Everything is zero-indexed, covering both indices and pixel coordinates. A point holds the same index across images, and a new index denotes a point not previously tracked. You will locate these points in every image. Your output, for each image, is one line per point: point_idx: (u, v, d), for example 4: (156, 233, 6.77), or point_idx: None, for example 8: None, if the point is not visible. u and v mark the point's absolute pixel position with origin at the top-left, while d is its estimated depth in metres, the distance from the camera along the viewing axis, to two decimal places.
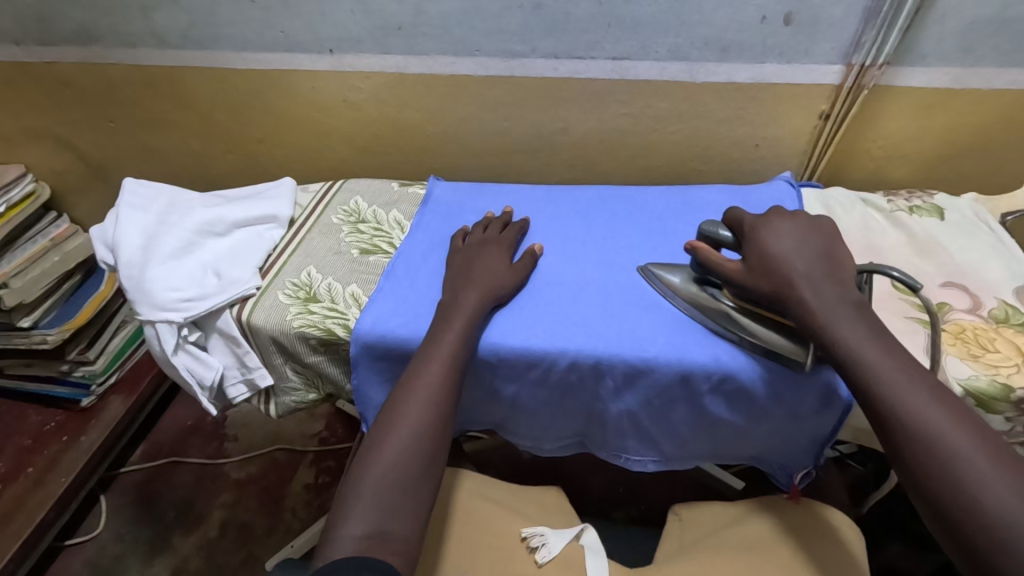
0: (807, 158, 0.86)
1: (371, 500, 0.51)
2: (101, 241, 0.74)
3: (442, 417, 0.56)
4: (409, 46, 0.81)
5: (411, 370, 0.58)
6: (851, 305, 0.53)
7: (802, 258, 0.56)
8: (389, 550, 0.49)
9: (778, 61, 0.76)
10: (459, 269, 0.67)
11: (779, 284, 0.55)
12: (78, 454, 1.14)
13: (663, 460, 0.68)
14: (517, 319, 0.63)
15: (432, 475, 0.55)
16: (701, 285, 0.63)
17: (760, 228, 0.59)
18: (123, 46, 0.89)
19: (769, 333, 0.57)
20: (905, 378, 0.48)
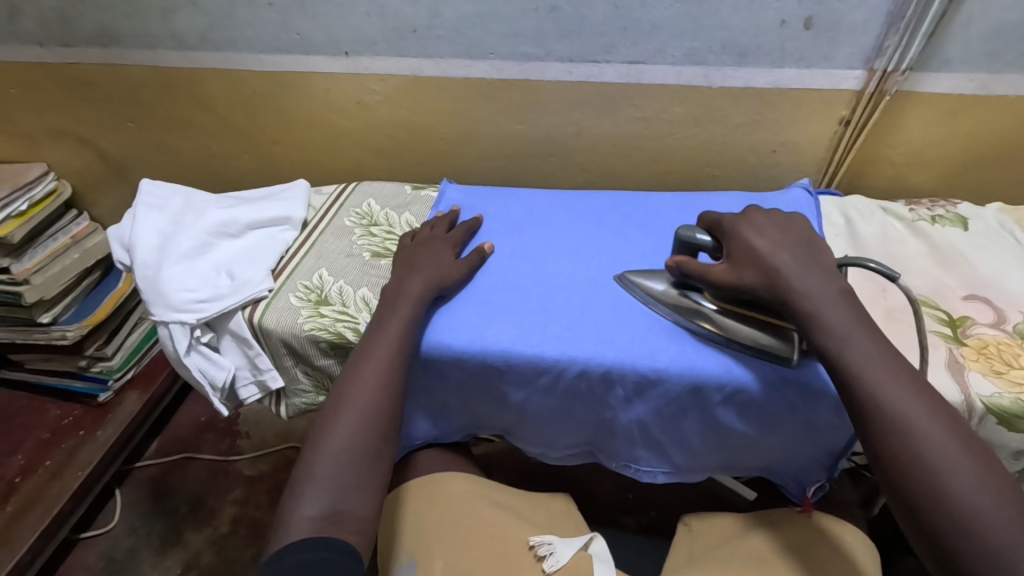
0: (826, 165, 0.84)
1: (325, 480, 0.54)
2: (117, 241, 0.75)
3: (392, 402, 0.59)
4: (423, 48, 0.81)
5: (356, 357, 0.60)
6: (848, 306, 0.53)
7: (786, 252, 0.57)
8: (349, 530, 0.53)
9: (797, 65, 0.74)
10: (403, 261, 0.68)
11: (767, 272, 0.56)
12: (94, 447, 1.16)
13: (673, 471, 0.67)
14: (467, 314, 0.64)
15: (386, 456, 0.58)
16: (681, 290, 0.63)
17: (738, 223, 0.60)
18: (143, 48, 0.90)
19: (754, 332, 0.58)
20: (893, 386, 0.49)
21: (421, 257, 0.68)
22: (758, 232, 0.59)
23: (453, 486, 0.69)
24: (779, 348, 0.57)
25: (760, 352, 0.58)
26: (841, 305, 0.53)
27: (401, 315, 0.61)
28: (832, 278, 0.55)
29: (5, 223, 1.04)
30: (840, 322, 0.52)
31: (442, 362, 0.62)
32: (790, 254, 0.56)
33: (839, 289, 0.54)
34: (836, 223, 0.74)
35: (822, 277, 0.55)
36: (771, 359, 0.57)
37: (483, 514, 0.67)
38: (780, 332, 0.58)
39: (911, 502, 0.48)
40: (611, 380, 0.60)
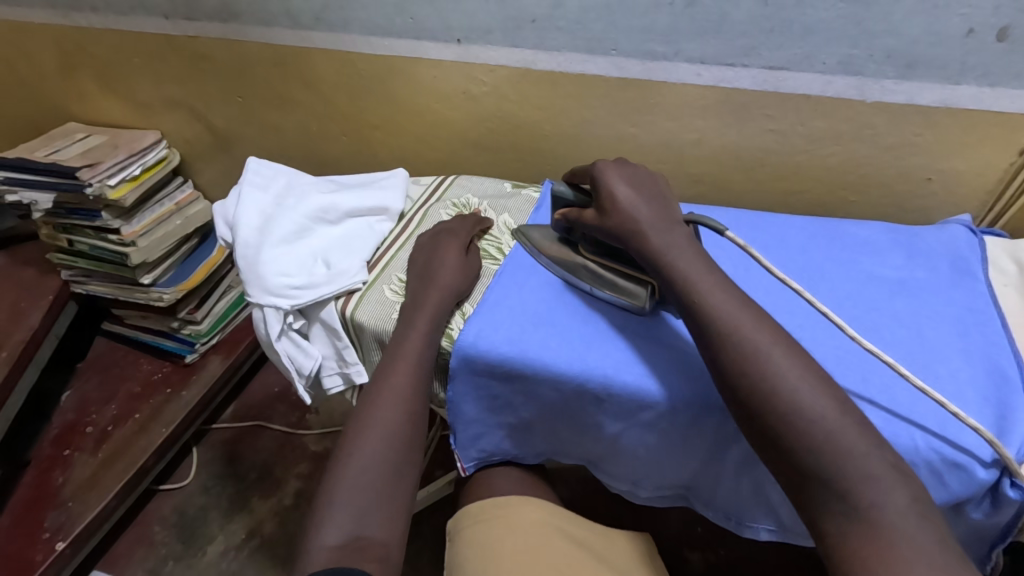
0: (991, 200, 0.73)
1: (346, 504, 0.52)
2: (222, 217, 0.75)
3: (415, 421, 0.57)
4: (540, 40, 0.77)
5: (381, 370, 0.59)
6: (689, 243, 0.54)
7: (642, 202, 0.57)
8: (366, 558, 0.50)
9: (978, 83, 0.64)
10: (421, 268, 0.66)
11: (623, 226, 0.56)
12: (177, 407, 1.21)
13: (780, 531, 0.59)
14: (514, 330, 0.60)
15: (407, 476, 0.55)
16: (564, 244, 0.66)
17: (604, 173, 0.59)
18: (259, 25, 0.91)
19: (615, 281, 0.61)
20: (762, 336, 0.47)
21: (443, 266, 0.65)
22: (622, 178, 0.58)
23: (533, 513, 0.65)
24: (635, 293, 0.59)
25: (620, 302, 0.60)
26: (687, 246, 0.54)
27: (417, 327, 0.60)
28: (689, 241, 0.55)
29: (120, 186, 1.09)
30: (690, 273, 0.52)
31: (535, 381, 0.58)
32: (643, 206, 0.56)
33: (683, 233, 0.55)
34: (1006, 270, 0.63)
35: (681, 240, 0.54)
36: (630, 308, 0.60)
37: (561, 549, 0.62)
38: (638, 281, 0.60)
39: (796, 466, 0.43)
40: (715, 420, 0.54)
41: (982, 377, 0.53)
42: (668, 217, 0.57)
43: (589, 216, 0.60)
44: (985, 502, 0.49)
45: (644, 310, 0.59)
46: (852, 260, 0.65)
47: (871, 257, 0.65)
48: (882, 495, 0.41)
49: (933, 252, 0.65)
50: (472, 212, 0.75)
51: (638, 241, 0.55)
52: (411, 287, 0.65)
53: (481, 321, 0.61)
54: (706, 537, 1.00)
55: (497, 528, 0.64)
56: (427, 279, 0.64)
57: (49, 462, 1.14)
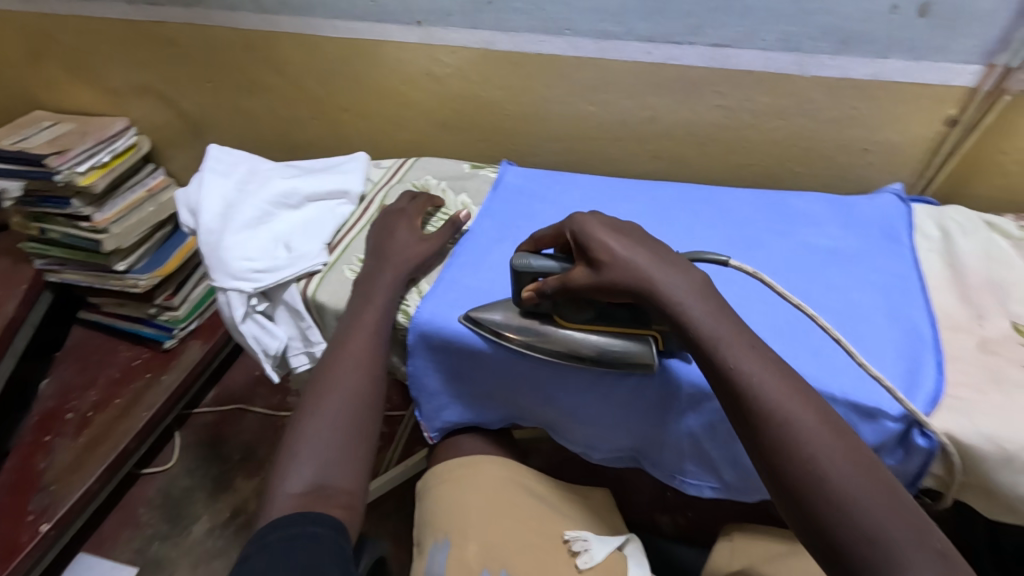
0: (923, 169, 0.77)
1: (309, 457, 0.55)
2: (184, 204, 0.77)
3: (374, 382, 0.61)
4: (498, 21, 0.79)
5: (339, 337, 0.62)
6: (703, 290, 0.52)
7: (640, 251, 0.53)
8: (333, 504, 0.53)
9: (906, 57, 0.68)
10: (378, 248, 0.69)
11: (633, 283, 0.52)
12: (158, 391, 1.23)
13: (722, 487, 0.64)
14: (466, 308, 0.63)
15: (367, 432, 0.59)
16: (530, 316, 0.60)
17: (587, 226, 0.55)
18: (224, 10, 0.92)
19: (615, 346, 0.57)
20: (791, 406, 0.46)
21: (396, 245, 0.68)
22: (604, 228, 0.55)
23: (496, 472, 0.69)
24: (642, 354, 0.56)
25: (628, 361, 0.57)
26: (702, 298, 0.51)
27: (373, 301, 0.64)
28: (693, 275, 0.53)
29: (90, 173, 1.10)
30: (718, 331, 0.49)
31: (489, 355, 0.62)
32: (641, 255, 0.53)
33: (697, 279, 0.53)
34: (930, 235, 0.68)
35: (684, 276, 0.53)
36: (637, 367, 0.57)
37: (522, 504, 0.67)
38: (640, 338, 0.57)
39: (811, 522, 0.43)
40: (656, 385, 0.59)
41: (902, 339, 0.58)
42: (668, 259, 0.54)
43: (579, 276, 0.55)
44: (898, 449, 0.54)
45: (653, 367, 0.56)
46: (786, 230, 0.69)
47: (804, 227, 0.70)
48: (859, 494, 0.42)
49: (864, 221, 0.69)
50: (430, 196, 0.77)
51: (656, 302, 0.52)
52: (369, 263, 0.68)
53: (435, 300, 0.64)
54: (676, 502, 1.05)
55: (461, 487, 0.68)
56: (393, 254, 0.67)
57: (31, 447, 1.16)
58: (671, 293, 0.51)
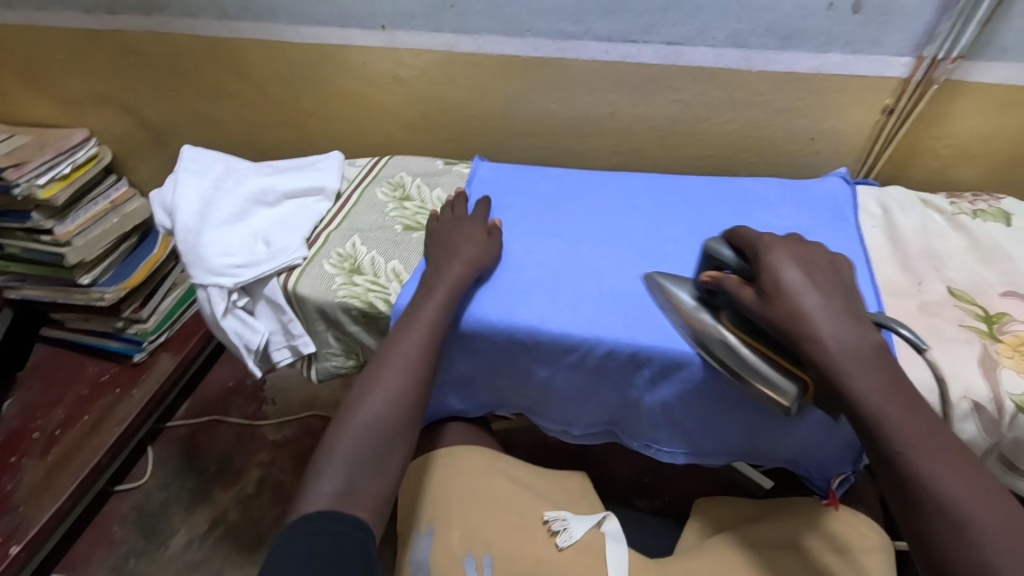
0: (865, 155, 0.83)
1: (344, 459, 0.56)
2: (159, 204, 0.76)
3: (418, 388, 0.59)
4: (461, 24, 0.81)
5: (390, 339, 0.60)
6: (872, 347, 0.50)
7: (815, 298, 0.52)
8: (358, 505, 0.54)
9: (843, 51, 0.73)
10: (438, 242, 0.68)
11: (788, 322, 0.51)
12: (128, 405, 1.21)
13: (693, 452, 0.68)
14: (498, 300, 0.64)
15: (403, 437, 0.58)
16: (703, 307, 0.59)
17: (773, 252, 0.55)
18: (186, 17, 0.92)
19: (766, 369, 0.54)
20: (934, 452, 0.46)
21: (456, 240, 0.67)
22: (794, 263, 0.55)
23: (475, 461, 0.71)
24: (786, 392, 0.53)
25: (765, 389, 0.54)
26: (868, 357, 0.49)
27: (436, 297, 0.61)
28: (863, 327, 0.51)
29: (50, 185, 1.08)
30: (866, 386, 0.48)
31: (476, 338, 0.63)
32: (813, 300, 0.52)
33: (873, 343, 0.50)
34: (873, 213, 0.73)
35: (852, 323, 0.51)
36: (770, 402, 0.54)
37: (502, 488, 0.69)
38: (791, 376, 0.53)
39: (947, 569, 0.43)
40: (633, 364, 0.61)
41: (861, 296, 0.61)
42: (843, 308, 0.53)
43: (747, 297, 0.54)
44: None
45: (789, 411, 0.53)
46: (743, 212, 0.73)
47: (761, 208, 0.73)
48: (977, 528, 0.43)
49: (813, 203, 0.74)
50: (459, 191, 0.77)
51: (813, 346, 0.50)
52: (427, 266, 0.66)
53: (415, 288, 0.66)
54: (651, 486, 1.03)
55: (442, 477, 0.70)
56: (435, 253, 0.67)
57: None
58: (821, 335, 0.50)
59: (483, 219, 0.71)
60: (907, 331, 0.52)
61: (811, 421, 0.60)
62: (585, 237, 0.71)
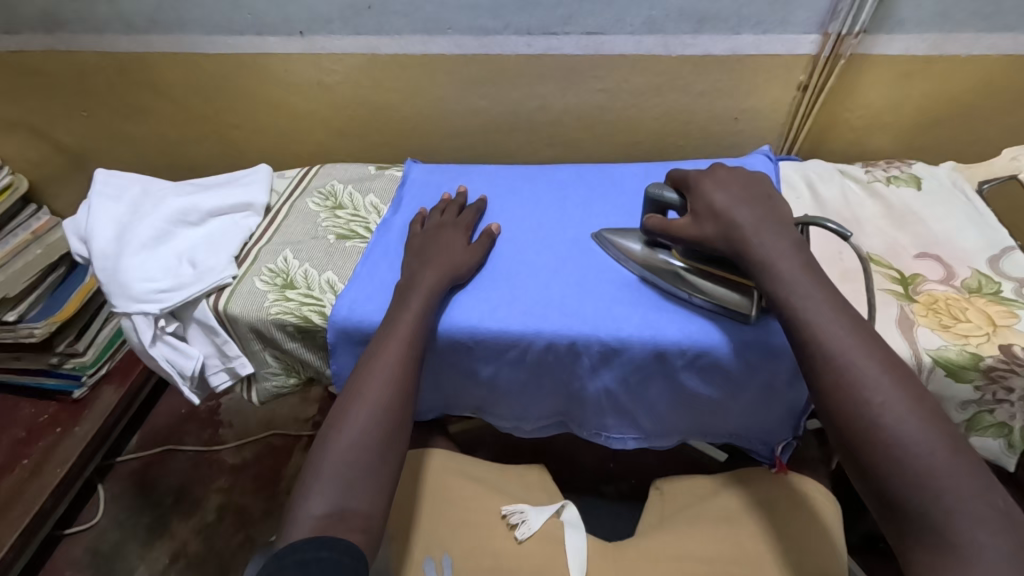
0: (786, 131, 0.85)
1: (332, 479, 0.50)
2: (74, 234, 0.73)
3: (402, 399, 0.55)
4: (380, 25, 0.80)
5: (370, 351, 0.57)
6: (793, 244, 0.54)
7: (738, 205, 0.57)
8: (351, 528, 0.49)
9: (754, 31, 0.75)
10: (418, 251, 0.66)
11: (723, 229, 0.55)
12: (71, 444, 1.15)
13: (643, 436, 0.69)
14: (476, 300, 0.63)
15: (395, 452, 0.53)
16: (652, 247, 0.64)
17: (702, 180, 0.59)
18: (91, 33, 0.87)
19: (716, 289, 0.59)
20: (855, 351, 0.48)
21: (437, 249, 0.65)
22: (720, 188, 0.58)
23: (428, 465, 0.70)
24: (735, 301, 0.58)
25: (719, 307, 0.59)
26: (793, 255, 0.53)
27: (412, 306, 0.59)
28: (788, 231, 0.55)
29: None
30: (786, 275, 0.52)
31: (436, 340, 0.62)
32: (742, 210, 0.56)
33: (793, 239, 0.54)
34: (796, 186, 0.75)
35: (777, 230, 0.54)
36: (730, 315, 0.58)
37: (460, 490, 0.68)
38: (741, 289, 0.58)
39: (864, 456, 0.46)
40: (582, 352, 0.60)
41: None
42: (768, 221, 0.56)
43: (682, 226, 0.58)
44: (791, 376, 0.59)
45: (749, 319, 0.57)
46: None
47: None
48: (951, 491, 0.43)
49: None
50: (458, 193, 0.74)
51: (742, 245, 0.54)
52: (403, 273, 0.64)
53: (354, 295, 0.64)
54: (616, 471, 1.00)
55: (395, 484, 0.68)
56: (413, 261, 0.65)
57: None
58: (750, 240, 0.54)
59: (468, 225, 0.69)
60: (830, 224, 0.55)
61: (749, 393, 0.61)
62: (521, 232, 0.71)
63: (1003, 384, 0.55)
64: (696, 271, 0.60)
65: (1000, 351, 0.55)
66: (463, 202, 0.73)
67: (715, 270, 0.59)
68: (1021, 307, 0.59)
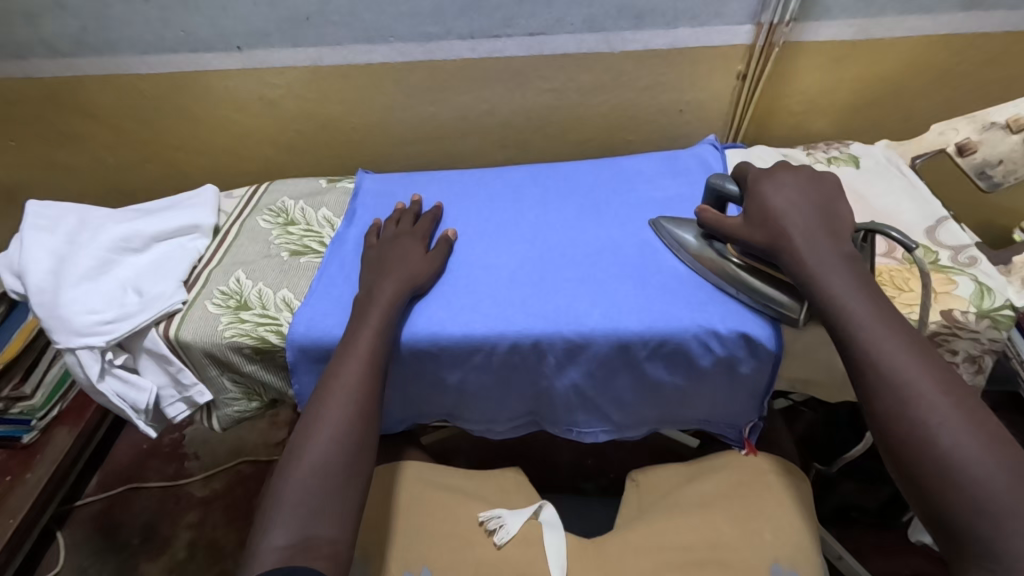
0: (730, 120, 0.87)
1: (294, 504, 0.49)
2: (7, 269, 0.69)
3: (366, 418, 0.54)
4: (320, 37, 0.79)
5: (328, 370, 0.56)
6: (841, 258, 0.55)
7: (802, 208, 0.58)
8: (315, 555, 0.47)
9: (691, 25, 0.77)
10: (374, 263, 0.65)
11: (773, 235, 0.57)
12: (23, 492, 1.09)
13: (613, 429, 0.69)
14: (437, 307, 0.62)
15: (359, 472, 0.52)
16: (705, 240, 0.64)
17: (762, 179, 0.61)
18: (13, 59, 0.83)
19: (769, 288, 0.59)
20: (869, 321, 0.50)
21: (394, 259, 0.64)
22: (783, 186, 0.60)
23: (401, 479, 0.68)
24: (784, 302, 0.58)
25: (769, 307, 0.59)
26: (841, 265, 0.54)
27: (371, 320, 0.58)
28: (841, 247, 0.55)
29: None
30: (820, 263, 0.54)
31: (400, 350, 0.61)
32: (805, 210, 0.58)
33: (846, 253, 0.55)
34: None
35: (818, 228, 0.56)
36: (780, 318, 0.59)
37: (435, 499, 0.67)
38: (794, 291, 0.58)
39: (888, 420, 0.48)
40: (545, 352, 0.61)
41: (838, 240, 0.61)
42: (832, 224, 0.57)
43: (735, 229, 0.60)
44: (749, 356, 0.60)
45: (797, 321, 0.58)
46: (627, 190, 0.75)
47: (640, 185, 0.75)
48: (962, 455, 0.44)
49: (689, 172, 0.76)
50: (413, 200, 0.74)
51: (784, 256, 0.56)
52: (361, 285, 0.63)
53: (311, 312, 0.63)
54: (594, 467, 1.01)
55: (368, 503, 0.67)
56: (370, 273, 0.64)
57: None
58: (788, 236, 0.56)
59: (425, 233, 0.69)
60: (893, 232, 0.54)
61: (712, 377, 0.62)
62: (479, 236, 0.71)
63: (947, 347, 0.58)
64: (749, 268, 0.60)
65: (942, 317, 0.57)
66: (418, 210, 0.72)
67: (767, 269, 0.60)
68: (958, 273, 0.61)
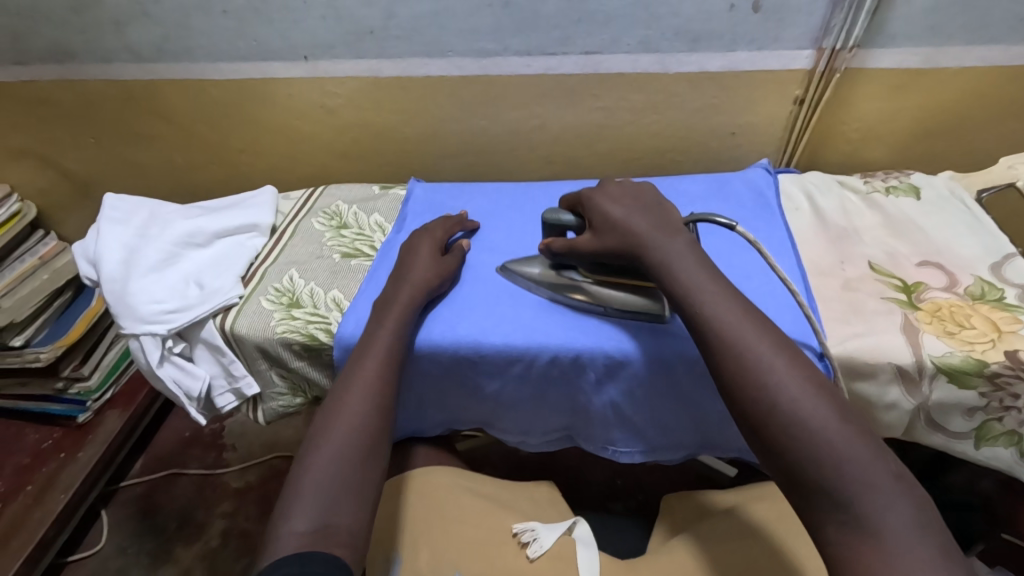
0: (784, 144, 0.87)
1: (312, 491, 0.50)
2: (83, 257, 0.74)
3: (383, 413, 0.55)
4: (381, 49, 0.82)
5: (347, 369, 0.57)
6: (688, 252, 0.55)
7: (635, 215, 0.59)
8: (337, 542, 0.48)
9: (749, 48, 0.76)
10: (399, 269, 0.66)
11: (622, 240, 0.57)
12: (75, 470, 1.14)
13: (650, 451, 0.68)
14: (467, 315, 0.63)
15: (375, 464, 0.53)
16: (557, 270, 0.65)
17: (594, 197, 0.62)
18: (98, 62, 0.89)
19: (631, 300, 0.61)
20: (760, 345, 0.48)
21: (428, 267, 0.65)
22: (614, 199, 0.61)
23: (435, 485, 0.69)
24: (647, 306, 0.61)
25: (633, 314, 0.61)
26: (689, 256, 0.55)
27: (389, 320, 0.59)
28: (684, 241, 0.56)
29: None
30: (668, 258, 0.55)
31: (435, 356, 0.62)
32: (643, 216, 0.59)
33: (683, 242, 0.56)
34: (796, 198, 0.76)
35: (669, 238, 0.56)
36: (647, 319, 0.61)
37: (469, 508, 0.68)
38: (650, 293, 0.61)
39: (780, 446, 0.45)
40: (570, 365, 0.61)
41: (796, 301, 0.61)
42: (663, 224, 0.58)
43: (585, 243, 0.61)
44: None
45: (663, 317, 0.60)
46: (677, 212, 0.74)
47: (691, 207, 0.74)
48: (865, 492, 0.42)
49: (741, 196, 0.75)
50: (463, 212, 0.76)
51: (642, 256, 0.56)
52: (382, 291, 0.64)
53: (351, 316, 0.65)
54: (625, 488, 0.99)
55: (402, 506, 0.67)
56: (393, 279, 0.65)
57: None
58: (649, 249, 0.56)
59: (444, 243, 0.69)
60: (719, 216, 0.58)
61: None
62: (523, 249, 0.71)
63: (1009, 391, 0.55)
64: (607, 286, 0.63)
65: (1005, 358, 0.55)
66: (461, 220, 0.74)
67: (619, 280, 0.62)
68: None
